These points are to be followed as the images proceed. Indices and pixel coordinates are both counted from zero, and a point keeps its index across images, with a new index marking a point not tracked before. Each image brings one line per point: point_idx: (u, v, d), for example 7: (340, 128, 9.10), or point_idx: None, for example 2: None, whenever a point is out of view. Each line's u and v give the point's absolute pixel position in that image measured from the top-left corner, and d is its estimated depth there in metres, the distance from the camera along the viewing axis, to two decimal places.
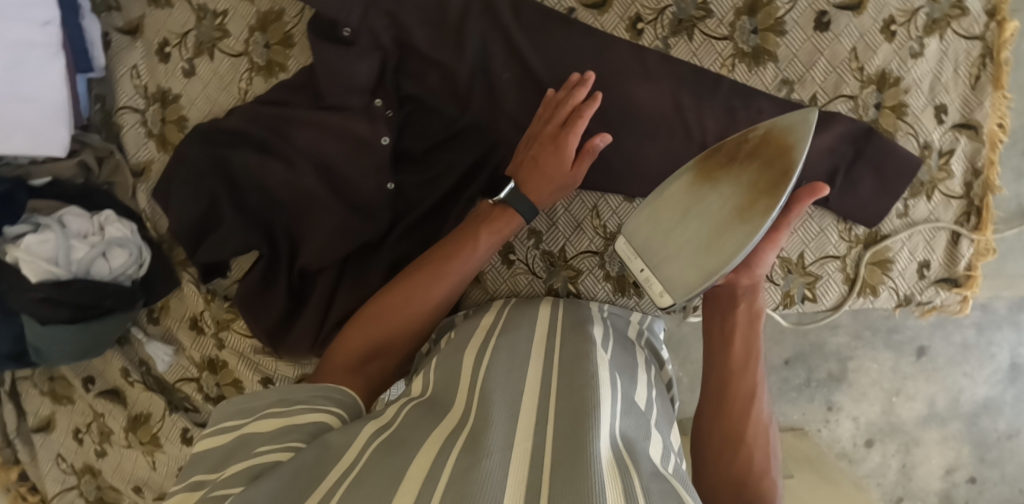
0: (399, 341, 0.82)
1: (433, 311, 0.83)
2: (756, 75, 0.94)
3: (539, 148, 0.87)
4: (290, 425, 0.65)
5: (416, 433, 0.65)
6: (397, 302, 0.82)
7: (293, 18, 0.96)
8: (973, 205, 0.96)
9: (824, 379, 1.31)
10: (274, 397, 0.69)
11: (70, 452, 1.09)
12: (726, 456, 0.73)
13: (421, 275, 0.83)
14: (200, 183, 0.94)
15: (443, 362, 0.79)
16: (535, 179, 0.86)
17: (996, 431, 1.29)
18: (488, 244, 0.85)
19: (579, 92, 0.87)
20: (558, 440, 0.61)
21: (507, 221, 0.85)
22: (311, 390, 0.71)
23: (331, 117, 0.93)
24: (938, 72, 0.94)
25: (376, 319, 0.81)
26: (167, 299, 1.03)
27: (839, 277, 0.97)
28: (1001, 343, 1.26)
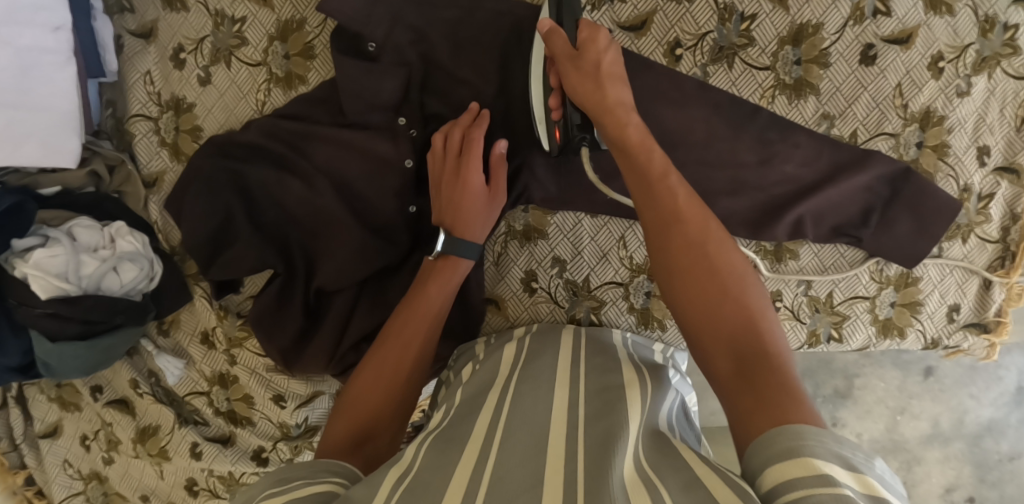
0: (386, 419, 0.76)
1: (410, 377, 0.79)
2: (796, 108, 0.90)
3: (449, 187, 0.85)
4: (299, 498, 0.59)
5: (438, 473, 0.62)
6: (368, 385, 0.77)
7: (315, 28, 0.91)
8: (1009, 250, 0.93)
9: (830, 394, 1.30)
10: (269, 482, 0.63)
11: (77, 457, 1.08)
12: (710, 329, 0.65)
13: (386, 349, 0.79)
14: (214, 196, 0.90)
15: (467, 402, 0.77)
16: (461, 218, 0.84)
17: (999, 453, 1.29)
18: (440, 295, 0.83)
19: (466, 121, 0.87)
20: (586, 476, 0.59)
21: (453, 267, 0.84)
22: (309, 467, 0.65)
23: (354, 134, 0.89)
24: (983, 112, 0.90)
25: (358, 402, 0.76)
26: (177, 313, 1.01)
27: (867, 318, 0.95)
28: (1010, 366, 1.25)
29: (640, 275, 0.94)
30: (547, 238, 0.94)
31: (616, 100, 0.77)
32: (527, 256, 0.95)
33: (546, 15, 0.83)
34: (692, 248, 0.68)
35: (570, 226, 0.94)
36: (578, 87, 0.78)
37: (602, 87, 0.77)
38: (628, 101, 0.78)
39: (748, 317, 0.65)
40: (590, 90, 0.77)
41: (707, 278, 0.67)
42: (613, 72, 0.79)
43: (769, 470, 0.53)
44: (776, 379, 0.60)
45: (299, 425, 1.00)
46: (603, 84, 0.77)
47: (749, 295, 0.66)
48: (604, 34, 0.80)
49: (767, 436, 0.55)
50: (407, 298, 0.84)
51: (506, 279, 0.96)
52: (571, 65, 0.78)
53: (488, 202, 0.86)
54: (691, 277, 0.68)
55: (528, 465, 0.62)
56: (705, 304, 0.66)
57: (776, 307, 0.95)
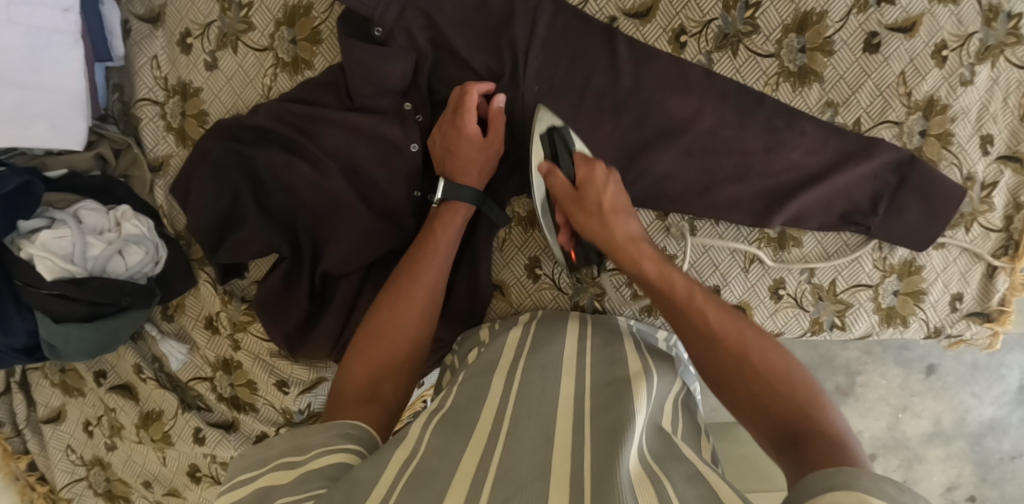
0: (399, 365, 0.77)
1: (422, 312, 0.80)
2: (800, 95, 0.91)
3: (446, 138, 0.87)
4: (311, 471, 0.60)
5: (445, 461, 0.62)
6: (382, 325, 0.78)
7: (321, 13, 0.92)
8: (1012, 239, 0.93)
9: (831, 392, 1.30)
10: (288, 444, 0.64)
11: (80, 443, 1.08)
12: (752, 400, 0.67)
13: (395, 296, 0.80)
14: (223, 181, 0.91)
15: (471, 386, 0.76)
16: (457, 167, 0.87)
17: (1000, 452, 1.29)
18: (445, 235, 0.85)
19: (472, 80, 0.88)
20: (595, 464, 0.60)
21: (458, 211, 0.86)
22: (325, 431, 0.65)
23: (361, 119, 0.90)
24: (987, 100, 0.91)
25: (374, 341, 0.77)
26: (182, 298, 1.01)
27: (870, 307, 0.95)
28: (1011, 365, 1.25)
29: None
30: None
31: (624, 233, 0.81)
32: (531, 242, 0.95)
33: (540, 150, 0.86)
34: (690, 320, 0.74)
35: None
36: (587, 227, 0.83)
37: (607, 224, 0.81)
38: (640, 235, 0.82)
39: (781, 375, 0.67)
40: (603, 233, 0.81)
41: (732, 353, 0.70)
42: (616, 205, 0.82)
43: (815, 502, 0.53)
44: (824, 436, 0.61)
45: (303, 411, 1.00)
46: (608, 221, 0.81)
47: (781, 359, 0.69)
48: (600, 168, 0.83)
49: (809, 477, 0.56)
50: (414, 248, 0.85)
51: (510, 265, 0.96)
52: (576, 207, 0.83)
53: (485, 150, 0.87)
54: (710, 352, 0.71)
55: (541, 451, 0.62)
56: (738, 376, 0.69)
57: (780, 295, 0.96)
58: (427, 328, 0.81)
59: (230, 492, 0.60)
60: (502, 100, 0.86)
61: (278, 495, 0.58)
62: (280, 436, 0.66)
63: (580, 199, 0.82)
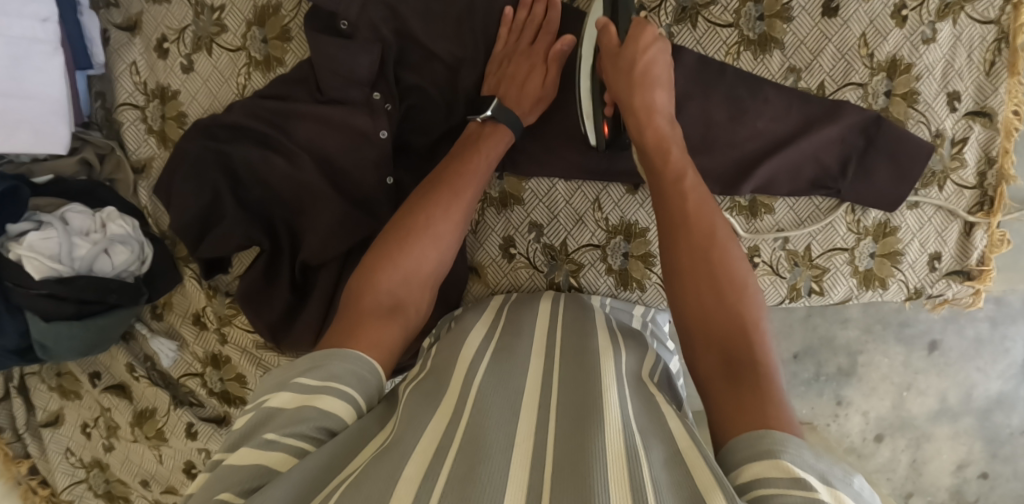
0: (422, 277, 0.77)
1: (451, 234, 0.81)
2: (762, 63, 0.91)
3: (513, 65, 0.90)
4: (315, 412, 0.59)
5: (413, 422, 0.62)
6: (406, 233, 0.78)
7: (290, 11, 0.95)
8: (987, 196, 0.93)
9: (833, 374, 1.29)
10: (308, 365, 0.63)
11: (79, 445, 1.11)
12: (704, 327, 0.66)
13: (427, 206, 0.80)
14: (202, 177, 0.94)
15: (445, 353, 0.77)
16: (516, 94, 0.89)
17: (1009, 427, 1.27)
18: (485, 157, 0.86)
19: (540, 9, 0.91)
20: (560, 443, 0.60)
21: (501, 136, 0.87)
22: (344, 361, 0.64)
23: (333, 110, 0.92)
24: (951, 58, 0.91)
25: (403, 247, 0.77)
26: (170, 295, 1.04)
27: (848, 270, 0.95)
28: (1015, 337, 1.22)
29: (616, 237, 0.94)
30: (523, 204, 0.95)
31: (644, 104, 0.80)
32: (504, 222, 0.96)
33: (600, 12, 0.85)
34: (698, 256, 0.69)
35: (545, 190, 0.94)
36: (614, 84, 0.82)
37: (634, 87, 0.80)
38: (664, 109, 0.81)
39: (743, 324, 0.65)
40: (624, 91, 0.80)
41: (709, 288, 0.67)
42: (651, 73, 0.81)
43: (743, 467, 0.54)
44: (768, 391, 0.59)
45: None
46: (638, 85, 0.80)
47: (750, 309, 0.66)
48: (649, 32, 0.81)
49: (751, 434, 0.56)
50: (444, 167, 0.86)
51: (485, 246, 0.97)
52: (612, 65, 0.82)
53: (545, 85, 0.90)
54: (700, 293, 0.67)
55: (506, 423, 0.62)
56: (702, 305, 0.67)
57: (755, 263, 0.96)
58: (446, 250, 0.81)
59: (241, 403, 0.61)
60: (571, 42, 0.89)
61: (275, 428, 0.58)
62: (300, 356, 0.65)
63: (616, 51, 0.82)
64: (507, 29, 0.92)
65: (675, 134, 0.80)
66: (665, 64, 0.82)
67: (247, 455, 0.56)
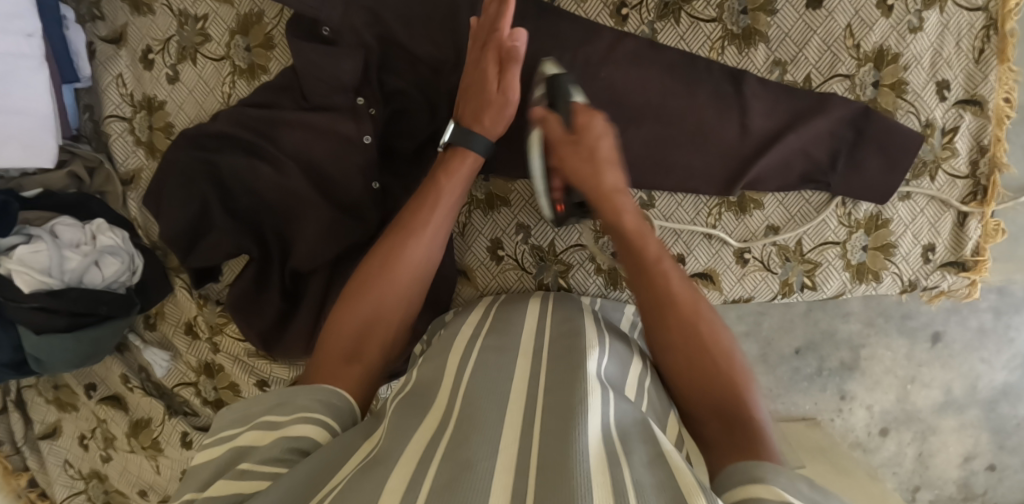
0: (390, 319, 0.78)
1: (412, 274, 0.81)
2: (746, 56, 0.90)
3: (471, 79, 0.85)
4: (284, 437, 0.61)
5: (397, 439, 0.60)
6: (365, 282, 0.79)
7: (273, 19, 0.95)
8: (980, 185, 0.92)
9: (835, 368, 1.27)
10: (273, 403, 0.66)
11: (77, 457, 1.11)
12: (697, 385, 0.69)
13: (390, 249, 0.81)
14: (191, 189, 0.94)
15: (430, 362, 0.75)
16: (473, 114, 0.85)
17: (1016, 418, 1.26)
18: (449, 187, 0.84)
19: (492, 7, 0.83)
20: (544, 441, 0.57)
21: (462, 164, 0.85)
22: (312, 394, 0.67)
23: (318, 117, 0.92)
24: (939, 46, 0.89)
25: (360, 294, 0.78)
26: (162, 305, 1.04)
27: (840, 264, 0.94)
28: (1020, 327, 1.22)
29: (604, 236, 0.94)
30: (510, 205, 0.95)
31: (614, 188, 0.81)
32: (490, 225, 0.95)
33: (540, 94, 0.86)
34: (681, 324, 0.72)
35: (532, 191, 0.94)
36: (576, 168, 0.82)
37: (597, 169, 0.81)
38: (633, 202, 0.81)
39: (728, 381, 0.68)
40: (592, 179, 0.80)
41: (693, 352, 0.71)
42: (607, 157, 0.82)
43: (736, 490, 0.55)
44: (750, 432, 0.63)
45: None
46: (601, 169, 0.81)
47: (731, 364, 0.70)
48: (599, 120, 0.82)
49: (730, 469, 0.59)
50: (405, 207, 0.85)
51: (473, 249, 0.96)
52: (569, 150, 0.81)
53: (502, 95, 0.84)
54: (685, 359, 0.71)
55: (494, 421, 0.61)
56: (686, 366, 0.71)
57: (746, 259, 0.95)
58: (411, 290, 0.81)
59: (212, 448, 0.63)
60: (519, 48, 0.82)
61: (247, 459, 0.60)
62: (270, 391, 0.68)
63: (563, 138, 0.82)
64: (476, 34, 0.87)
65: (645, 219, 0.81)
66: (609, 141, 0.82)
67: (222, 485, 0.58)
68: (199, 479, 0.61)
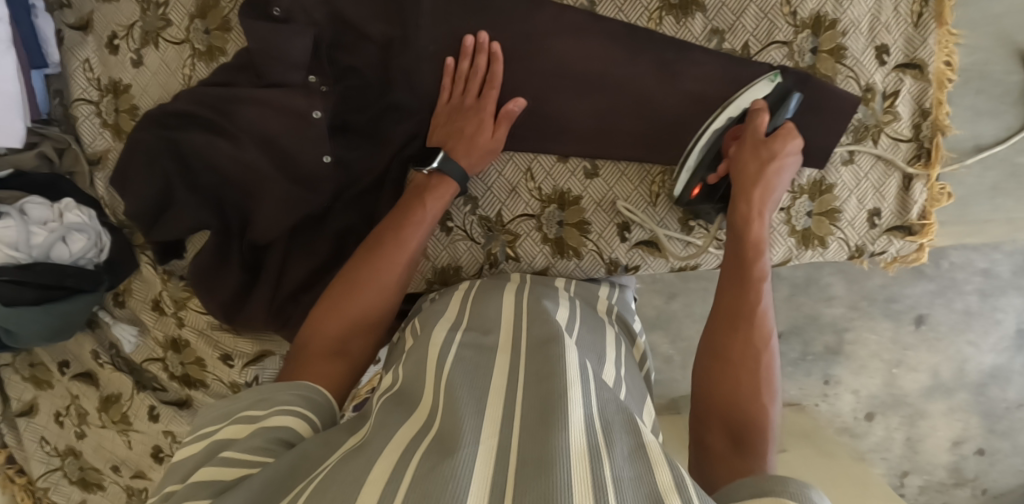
0: (371, 321, 0.81)
1: (398, 285, 0.84)
2: (684, 27, 0.91)
3: (462, 120, 0.90)
4: (263, 428, 0.63)
5: (378, 439, 0.58)
6: (355, 288, 0.81)
7: (230, 3, 0.98)
8: (924, 148, 0.92)
9: (820, 352, 1.27)
10: (253, 399, 0.67)
11: (53, 434, 1.15)
12: (728, 403, 0.71)
13: (377, 257, 0.83)
14: (155, 165, 0.97)
15: (411, 354, 0.73)
16: (461, 148, 0.89)
17: (1005, 401, 1.26)
18: (434, 208, 0.87)
19: (482, 59, 0.90)
20: (524, 442, 0.55)
21: (446, 188, 0.88)
22: (289, 389, 0.69)
23: (273, 94, 0.94)
24: (877, 11, 0.90)
25: (348, 297, 0.81)
26: (129, 282, 1.08)
27: (785, 230, 0.94)
28: (1005, 308, 1.20)
29: (550, 206, 0.95)
30: None
31: (760, 201, 0.83)
32: None
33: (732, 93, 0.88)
34: (746, 346, 0.74)
35: None
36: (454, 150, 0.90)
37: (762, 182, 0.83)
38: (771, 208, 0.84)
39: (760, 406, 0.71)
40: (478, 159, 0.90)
41: (741, 374, 0.73)
42: (773, 179, 0.84)
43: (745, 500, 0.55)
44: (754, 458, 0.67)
45: (249, 383, 1.06)
46: (766, 177, 0.83)
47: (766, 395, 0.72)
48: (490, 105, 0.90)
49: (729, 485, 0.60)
50: (391, 217, 0.87)
51: None
52: (455, 133, 0.90)
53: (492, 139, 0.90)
54: (732, 374, 0.73)
55: (473, 406, 0.60)
56: (728, 379, 0.73)
57: (691, 226, 0.95)
58: (395, 298, 0.84)
59: (192, 442, 0.63)
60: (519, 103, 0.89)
61: (232, 446, 0.61)
62: (246, 391, 0.70)
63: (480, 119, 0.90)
64: (451, 79, 0.92)
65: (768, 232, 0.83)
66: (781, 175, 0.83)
67: (206, 471, 0.58)
68: (178, 473, 0.61)
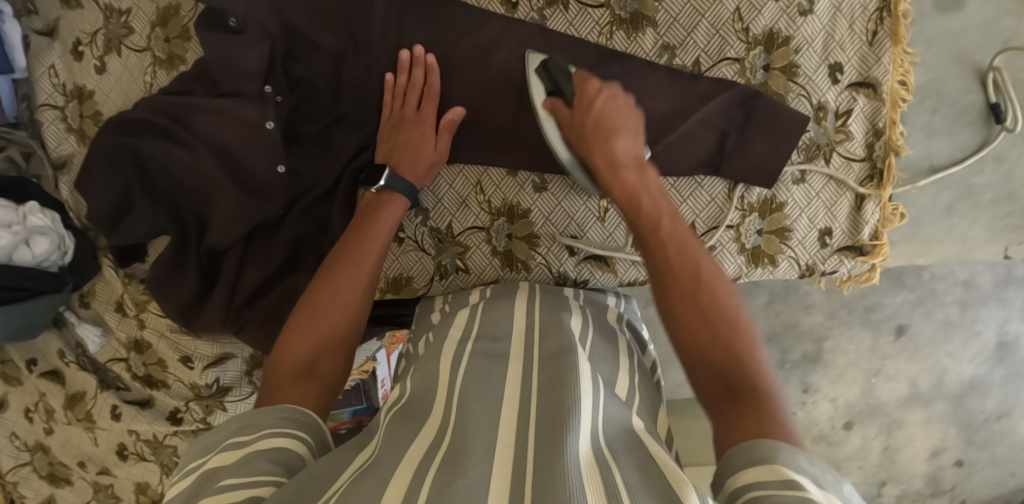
0: (340, 339, 0.77)
1: (366, 298, 0.81)
2: (635, 42, 0.91)
3: (403, 132, 0.90)
4: (256, 452, 0.60)
5: (390, 455, 0.59)
6: (319, 307, 0.77)
7: (189, 12, 0.99)
8: (876, 169, 0.91)
9: (798, 360, 1.26)
10: (237, 425, 0.64)
11: (23, 430, 1.18)
12: (712, 363, 0.65)
13: (336, 272, 0.80)
14: (114, 171, 0.99)
15: (421, 367, 0.75)
16: (405, 162, 0.90)
17: (983, 412, 1.25)
18: (388, 220, 0.87)
19: (418, 72, 0.90)
20: (538, 459, 0.55)
21: (397, 203, 0.88)
22: (273, 412, 0.65)
23: (226, 103, 0.95)
24: (831, 30, 0.89)
25: (312, 319, 0.76)
26: (93, 284, 1.10)
27: (734, 248, 0.94)
28: (986, 320, 1.18)
29: (499, 219, 0.96)
30: None
31: (615, 158, 0.80)
32: None
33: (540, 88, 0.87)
34: (689, 302, 0.68)
35: None
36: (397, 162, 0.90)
37: (604, 143, 0.81)
38: (632, 160, 0.81)
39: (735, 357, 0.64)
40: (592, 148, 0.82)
41: (703, 331, 0.66)
42: (612, 128, 0.82)
43: (738, 474, 0.54)
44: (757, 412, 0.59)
45: (210, 385, 1.09)
46: (609, 141, 0.81)
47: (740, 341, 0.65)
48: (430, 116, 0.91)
49: (744, 446, 0.56)
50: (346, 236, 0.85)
51: None
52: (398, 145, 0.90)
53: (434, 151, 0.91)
54: (694, 335, 0.67)
55: (484, 433, 0.60)
56: (697, 341, 0.66)
57: None
58: (364, 312, 0.80)
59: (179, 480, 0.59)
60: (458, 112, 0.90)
61: (225, 474, 0.58)
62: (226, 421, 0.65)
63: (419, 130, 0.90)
64: (391, 94, 0.93)
65: (651, 180, 0.80)
66: (625, 109, 0.83)
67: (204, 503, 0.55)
68: None
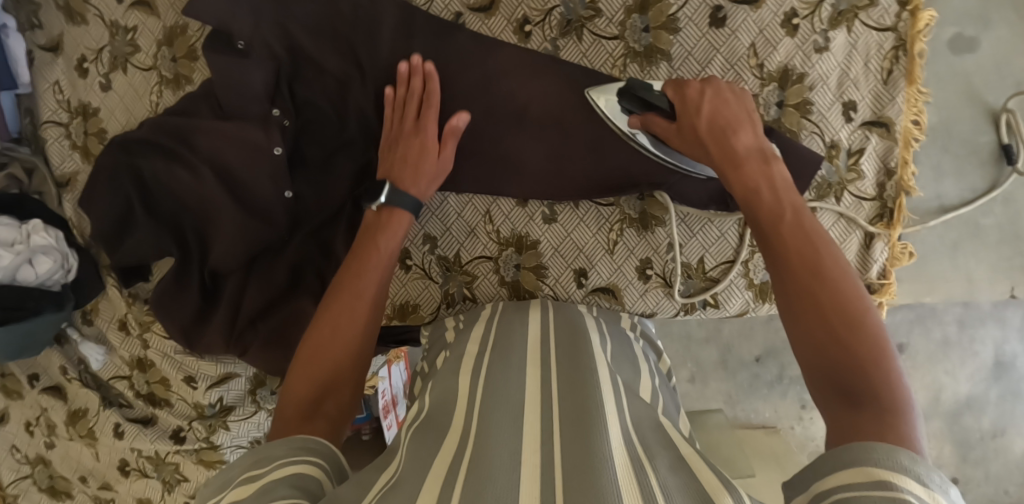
0: (344, 373, 0.76)
1: (366, 329, 0.79)
2: (648, 75, 0.90)
3: (404, 145, 0.87)
4: (274, 479, 0.58)
5: (416, 471, 0.58)
6: (318, 346, 0.76)
7: (196, 32, 0.98)
8: (887, 206, 0.91)
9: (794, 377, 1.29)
10: (249, 460, 0.62)
11: (24, 442, 1.18)
12: (831, 374, 0.59)
13: (335, 306, 0.79)
14: (116, 190, 0.97)
15: (440, 384, 0.76)
16: (407, 175, 0.86)
17: (980, 430, 1.24)
18: (388, 245, 0.84)
19: (417, 81, 0.87)
20: (567, 460, 0.55)
21: (399, 219, 0.85)
22: (285, 444, 0.63)
23: (230, 125, 0.93)
24: (846, 66, 0.88)
25: (314, 360, 0.75)
26: (97, 301, 1.09)
27: (743, 283, 0.94)
28: (984, 340, 1.19)
29: (507, 249, 0.96)
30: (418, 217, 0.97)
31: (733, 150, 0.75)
32: None
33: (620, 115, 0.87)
34: (809, 306, 0.63)
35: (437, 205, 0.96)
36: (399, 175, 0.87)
37: (719, 135, 0.76)
38: (748, 150, 0.75)
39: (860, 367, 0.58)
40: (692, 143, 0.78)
41: (824, 335, 0.61)
42: (722, 122, 0.77)
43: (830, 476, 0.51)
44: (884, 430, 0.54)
45: (214, 404, 1.09)
46: (724, 131, 0.76)
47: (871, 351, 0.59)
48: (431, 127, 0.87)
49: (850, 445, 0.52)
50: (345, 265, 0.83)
51: None
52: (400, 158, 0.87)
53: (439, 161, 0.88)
54: (812, 336, 0.61)
55: (506, 437, 0.60)
56: (812, 342, 0.61)
57: (648, 275, 0.95)
58: (366, 343, 0.79)
59: None
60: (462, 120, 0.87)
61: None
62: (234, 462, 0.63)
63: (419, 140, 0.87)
64: (392, 109, 0.90)
65: (776, 173, 0.73)
66: (734, 100, 0.79)
67: None
68: None
